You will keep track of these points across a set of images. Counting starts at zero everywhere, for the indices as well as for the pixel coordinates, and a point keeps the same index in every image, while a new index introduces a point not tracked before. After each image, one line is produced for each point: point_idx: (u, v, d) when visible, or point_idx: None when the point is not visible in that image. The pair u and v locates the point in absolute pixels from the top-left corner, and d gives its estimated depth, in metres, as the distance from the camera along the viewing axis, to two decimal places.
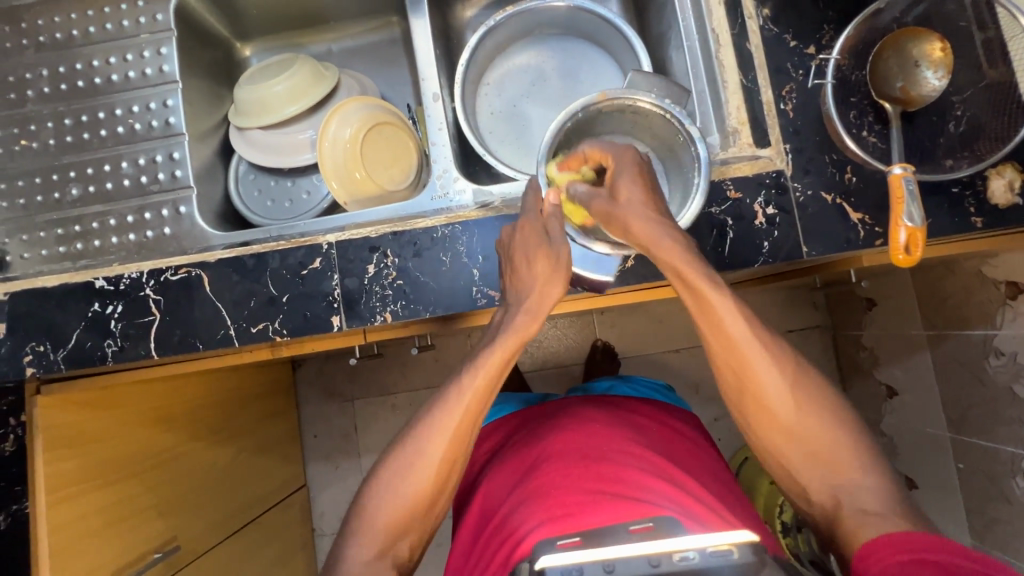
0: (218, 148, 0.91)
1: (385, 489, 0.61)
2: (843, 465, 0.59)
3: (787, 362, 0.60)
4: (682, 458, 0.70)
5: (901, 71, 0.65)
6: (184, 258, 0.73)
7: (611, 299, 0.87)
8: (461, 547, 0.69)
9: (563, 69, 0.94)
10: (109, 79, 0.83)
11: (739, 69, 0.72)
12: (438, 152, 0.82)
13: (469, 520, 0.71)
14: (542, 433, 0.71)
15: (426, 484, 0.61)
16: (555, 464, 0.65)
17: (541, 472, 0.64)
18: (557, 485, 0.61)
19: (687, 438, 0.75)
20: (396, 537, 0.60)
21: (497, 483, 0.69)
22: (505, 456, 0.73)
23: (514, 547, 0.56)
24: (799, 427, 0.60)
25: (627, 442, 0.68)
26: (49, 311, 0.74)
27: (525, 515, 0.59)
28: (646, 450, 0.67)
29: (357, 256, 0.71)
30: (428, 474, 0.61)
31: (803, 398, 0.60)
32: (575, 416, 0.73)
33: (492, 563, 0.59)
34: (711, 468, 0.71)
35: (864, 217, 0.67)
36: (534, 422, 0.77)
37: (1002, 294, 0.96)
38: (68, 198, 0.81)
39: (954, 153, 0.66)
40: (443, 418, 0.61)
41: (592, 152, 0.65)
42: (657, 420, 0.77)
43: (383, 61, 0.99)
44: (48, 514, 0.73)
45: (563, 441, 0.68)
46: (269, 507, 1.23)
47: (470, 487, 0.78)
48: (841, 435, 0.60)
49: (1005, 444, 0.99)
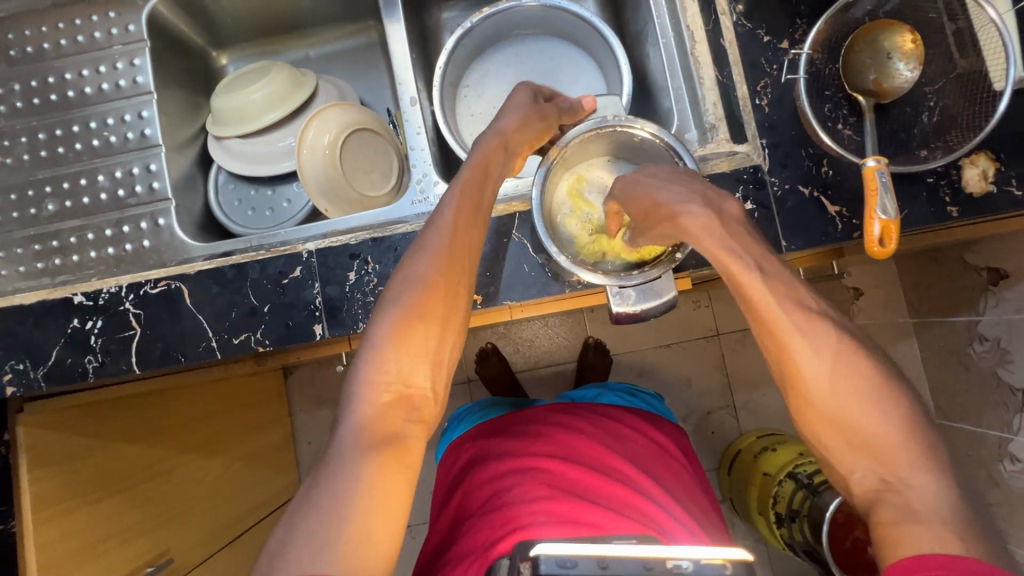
0: (197, 158, 0.91)
1: (383, 331, 0.55)
2: (886, 451, 0.49)
3: (820, 335, 0.53)
4: (659, 467, 0.71)
5: (873, 63, 0.66)
6: (164, 271, 0.72)
7: (593, 297, 0.87)
8: (434, 536, 0.72)
9: (541, 70, 0.94)
10: (82, 92, 0.82)
11: (714, 65, 0.73)
12: (417, 157, 0.82)
13: (445, 513, 0.72)
14: (527, 437, 0.71)
15: (427, 317, 0.56)
16: (540, 470, 0.66)
17: (524, 476, 0.65)
18: (541, 490, 0.63)
19: (665, 447, 0.76)
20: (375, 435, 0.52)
21: (477, 480, 0.70)
22: (484, 454, 0.73)
23: (491, 547, 0.58)
24: (833, 406, 0.52)
25: (606, 452, 0.69)
26: (27, 328, 0.74)
27: (505, 518, 0.61)
28: (621, 460, 0.68)
29: (337, 263, 0.70)
30: (427, 310, 0.56)
31: (844, 376, 0.52)
32: (554, 419, 0.74)
33: (467, 559, 0.61)
34: (683, 476, 0.72)
35: (842, 209, 0.68)
36: (508, 425, 0.77)
37: (984, 280, 0.97)
38: (45, 213, 0.80)
39: (928, 144, 0.66)
40: (425, 260, 0.58)
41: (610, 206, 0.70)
42: (639, 428, 0.76)
43: (361, 66, 0.99)
44: (35, 534, 0.72)
45: (547, 446, 0.69)
46: (262, 518, 1.22)
47: (449, 479, 0.79)
48: (883, 420, 0.50)
49: (992, 428, 1.00)
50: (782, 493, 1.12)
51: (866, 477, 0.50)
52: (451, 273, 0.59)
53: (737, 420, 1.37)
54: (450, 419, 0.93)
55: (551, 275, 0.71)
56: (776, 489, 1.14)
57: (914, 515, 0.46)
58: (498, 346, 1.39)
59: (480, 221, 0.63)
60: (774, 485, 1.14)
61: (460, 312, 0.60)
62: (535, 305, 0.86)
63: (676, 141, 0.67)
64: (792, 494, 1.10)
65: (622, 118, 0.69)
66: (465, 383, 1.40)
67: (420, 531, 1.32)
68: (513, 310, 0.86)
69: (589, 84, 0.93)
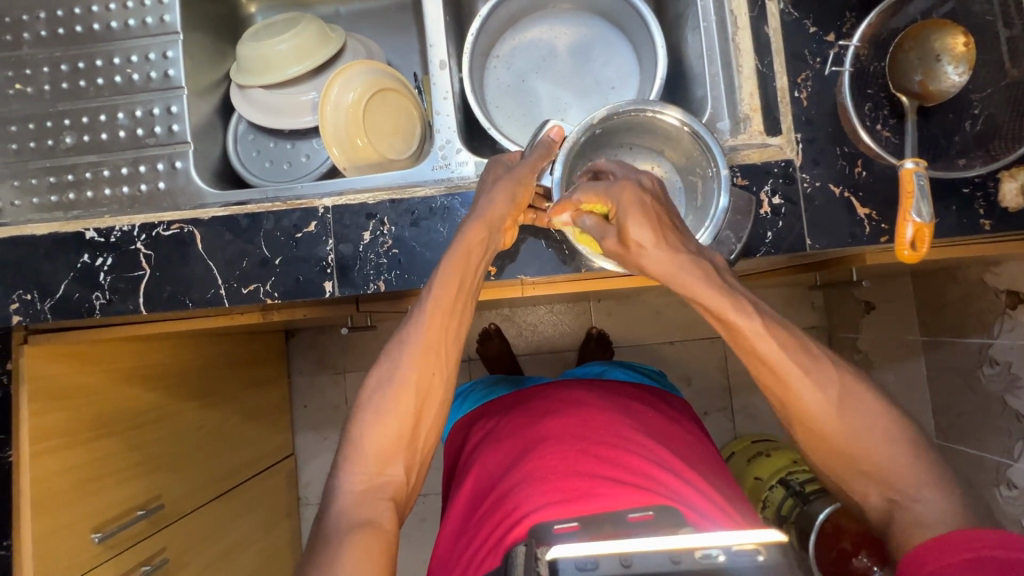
0: (218, 105, 0.89)
1: (370, 417, 0.59)
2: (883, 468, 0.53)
3: (825, 374, 0.55)
4: (677, 445, 0.70)
5: (921, 63, 0.63)
6: (178, 213, 0.71)
7: (604, 282, 0.86)
8: (451, 524, 0.68)
9: (575, 46, 0.92)
10: (107, 26, 0.81)
11: (755, 54, 0.71)
12: (441, 122, 0.80)
13: (460, 495, 0.70)
14: (539, 414, 0.71)
15: (409, 401, 0.59)
16: (553, 447, 0.64)
17: (539, 454, 0.64)
18: (557, 468, 0.61)
19: (680, 423, 0.75)
20: (379, 474, 0.57)
21: (491, 461, 0.69)
22: (497, 436, 0.72)
23: (507, 529, 0.56)
24: (829, 428, 0.55)
25: (624, 427, 0.67)
26: (37, 260, 0.73)
27: (517, 500, 0.59)
28: (637, 433, 0.67)
29: (353, 222, 0.69)
30: (410, 394, 0.60)
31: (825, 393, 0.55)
32: (571, 396, 0.73)
33: (485, 542, 0.58)
34: (704, 455, 0.71)
35: (871, 212, 0.66)
36: (522, 404, 0.76)
37: (1002, 303, 0.94)
38: (62, 146, 0.79)
39: (968, 153, 0.64)
40: (413, 337, 0.61)
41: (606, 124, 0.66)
42: (653, 407, 0.76)
43: (391, 27, 0.97)
44: (32, 464, 0.74)
45: (564, 423, 0.68)
46: (258, 472, 1.24)
47: (462, 460, 0.78)
48: (858, 424, 0.54)
49: (992, 453, 0.99)
50: (771, 499, 1.13)
51: (876, 499, 0.54)
52: (435, 353, 0.61)
53: (733, 423, 1.36)
54: (455, 395, 0.93)
55: (568, 253, 0.70)
56: (766, 494, 1.15)
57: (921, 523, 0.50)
58: (501, 328, 1.38)
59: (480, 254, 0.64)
60: (765, 489, 1.15)
61: (447, 382, 0.62)
62: (547, 284, 0.85)
63: (704, 130, 0.63)
64: (782, 502, 1.11)
65: (651, 104, 0.65)
66: (466, 361, 1.40)
67: None
68: (525, 287, 0.85)
69: (622, 66, 0.91)
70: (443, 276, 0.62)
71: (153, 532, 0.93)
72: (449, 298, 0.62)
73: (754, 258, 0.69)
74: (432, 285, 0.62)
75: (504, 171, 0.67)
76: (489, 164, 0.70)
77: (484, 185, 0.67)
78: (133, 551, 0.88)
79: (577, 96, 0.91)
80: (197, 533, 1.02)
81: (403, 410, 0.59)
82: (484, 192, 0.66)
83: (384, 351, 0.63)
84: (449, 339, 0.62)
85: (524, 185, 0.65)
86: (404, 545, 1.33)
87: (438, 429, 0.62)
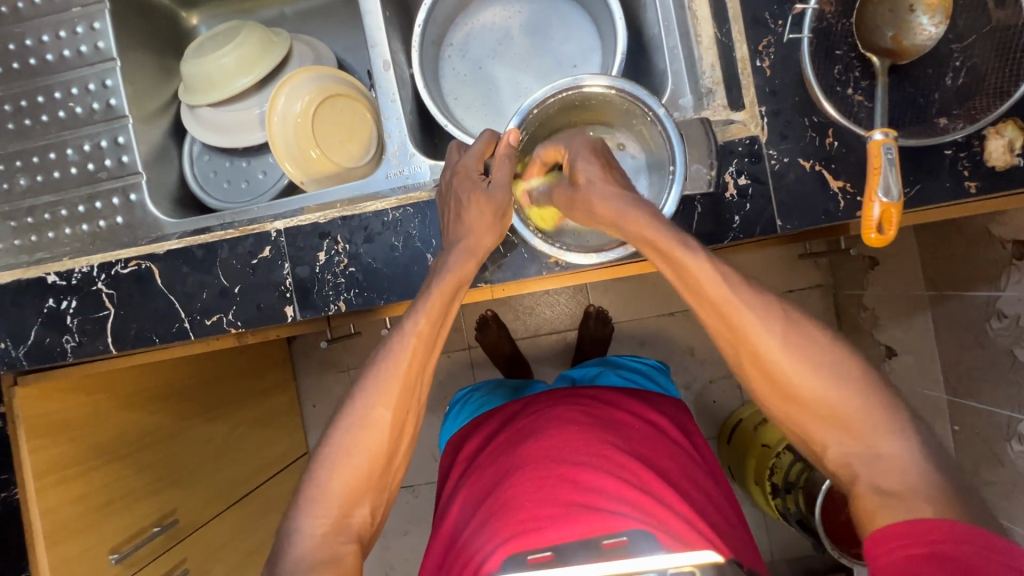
0: (170, 129, 0.87)
1: (334, 458, 0.58)
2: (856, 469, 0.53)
3: None
4: (657, 457, 0.68)
5: (892, 17, 0.57)
6: (133, 250, 0.71)
7: (581, 277, 0.81)
8: (433, 556, 0.69)
9: (530, 25, 0.87)
10: (44, 59, 0.79)
11: (714, 22, 0.66)
12: (393, 127, 0.77)
13: (443, 525, 0.70)
14: (520, 437, 0.70)
15: (381, 439, 0.59)
16: (530, 471, 0.64)
17: (513, 480, 0.64)
18: (530, 493, 0.61)
19: (663, 429, 0.74)
20: (348, 514, 0.57)
21: (472, 489, 0.69)
22: (480, 460, 0.72)
23: (481, 564, 0.57)
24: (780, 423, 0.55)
25: (602, 443, 0.66)
26: (6, 307, 0.73)
27: (488, 533, 0.60)
28: (611, 447, 0.66)
29: (307, 244, 0.68)
30: (379, 430, 0.59)
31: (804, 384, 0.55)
32: (549, 413, 0.72)
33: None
34: (685, 466, 0.69)
35: (845, 184, 0.62)
36: (508, 422, 0.76)
37: (1009, 254, 0.89)
38: (17, 188, 0.79)
39: (949, 111, 0.59)
40: (388, 370, 0.59)
41: (546, 153, 0.66)
42: (638, 416, 0.74)
43: (341, 24, 0.93)
44: (38, 498, 0.76)
45: (541, 442, 0.67)
46: (274, 478, 1.28)
47: (450, 484, 0.78)
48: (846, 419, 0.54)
49: (1002, 408, 0.95)
50: (779, 465, 1.11)
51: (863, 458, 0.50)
52: (410, 388, 0.60)
53: (740, 390, 1.34)
54: (452, 405, 0.93)
55: (528, 255, 0.67)
56: (773, 461, 1.12)
57: (893, 489, 0.47)
58: (498, 314, 1.37)
59: (460, 296, 0.62)
60: (772, 457, 1.11)
61: (415, 417, 0.62)
62: (518, 286, 0.80)
63: (628, 85, 0.61)
64: (790, 466, 1.09)
65: (575, 80, 0.63)
66: (465, 350, 1.39)
67: (422, 490, 1.38)
68: (496, 291, 0.81)
69: (583, 41, 0.85)
70: (426, 306, 0.60)
71: (171, 548, 0.96)
72: (416, 337, 0.59)
73: (724, 244, 0.66)
74: (415, 316, 0.60)
75: (484, 192, 0.63)
76: (451, 181, 0.65)
77: (455, 204, 0.64)
78: (153, 567, 0.92)
79: (538, 79, 0.86)
80: (213, 545, 1.05)
81: (374, 450, 0.58)
82: (455, 219, 0.63)
83: (355, 387, 0.61)
84: (417, 381, 0.60)
85: (504, 212, 0.63)
86: (421, 532, 1.38)
87: (406, 462, 0.62)
